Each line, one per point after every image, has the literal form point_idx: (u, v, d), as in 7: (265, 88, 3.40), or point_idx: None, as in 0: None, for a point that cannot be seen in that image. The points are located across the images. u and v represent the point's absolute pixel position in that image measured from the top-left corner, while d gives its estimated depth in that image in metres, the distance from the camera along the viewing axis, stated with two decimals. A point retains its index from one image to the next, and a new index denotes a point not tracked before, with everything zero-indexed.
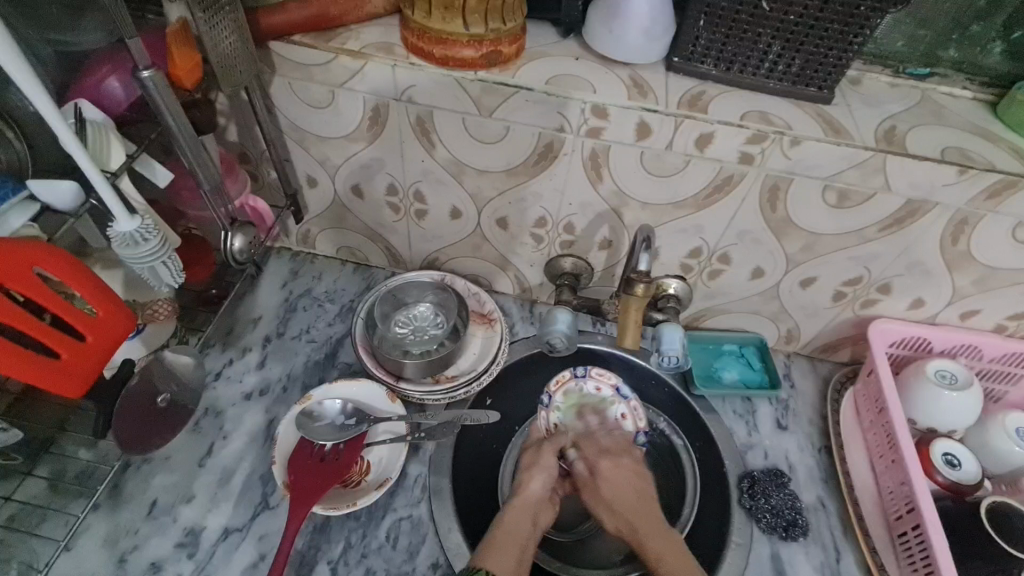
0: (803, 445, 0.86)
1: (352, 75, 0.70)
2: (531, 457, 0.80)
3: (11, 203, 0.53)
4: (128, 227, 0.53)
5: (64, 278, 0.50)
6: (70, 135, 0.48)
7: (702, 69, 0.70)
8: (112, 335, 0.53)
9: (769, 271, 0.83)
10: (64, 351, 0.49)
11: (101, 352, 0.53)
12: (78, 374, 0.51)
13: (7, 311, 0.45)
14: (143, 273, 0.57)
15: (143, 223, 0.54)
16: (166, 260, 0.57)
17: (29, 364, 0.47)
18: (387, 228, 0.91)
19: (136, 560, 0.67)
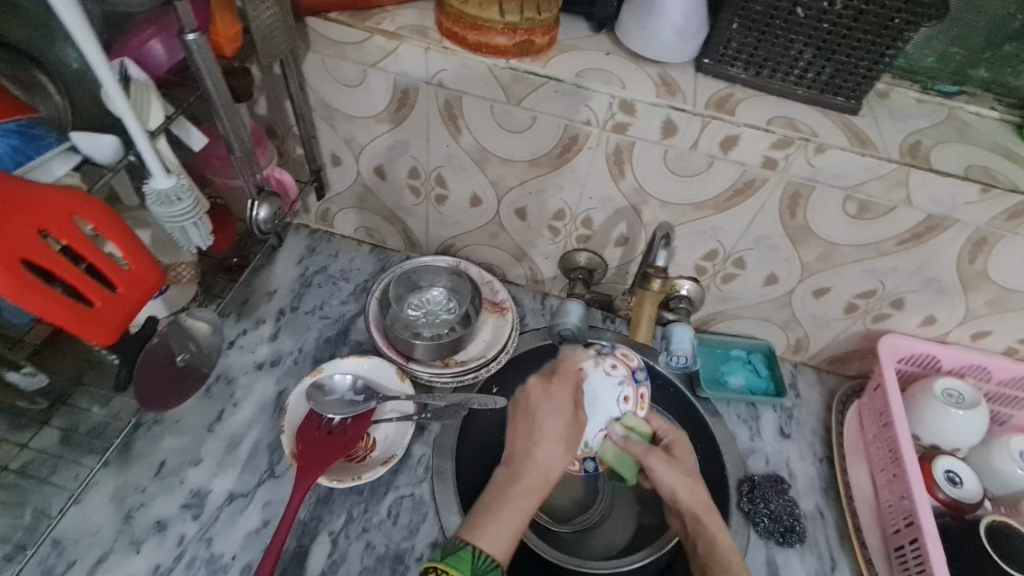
0: (805, 453, 0.87)
1: (385, 56, 0.71)
2: (540, 419, 0.76)
3: (52, 152, 0.54)
4: (163, 184, 0.54)
5: (101, 229, 0.51)
6: (115, 85, 0.48)
7: (731, 71, 0.71)
8: (143, 289, 0.53)
9: (783, 278, 0.83)
10: (97, 299, 0.49)
11: (131, 304, 0.52)
12: (109, 323, 0.50)
13: (47, 255, 0.46)
14: (173, 233, 0.57)
15: (178, 182, 0.55)
16: (196, 222, 0.58)
17: (63, 308, 0.47)
18: (406, 211, 0.92)
19: (142, 517, 0.68)
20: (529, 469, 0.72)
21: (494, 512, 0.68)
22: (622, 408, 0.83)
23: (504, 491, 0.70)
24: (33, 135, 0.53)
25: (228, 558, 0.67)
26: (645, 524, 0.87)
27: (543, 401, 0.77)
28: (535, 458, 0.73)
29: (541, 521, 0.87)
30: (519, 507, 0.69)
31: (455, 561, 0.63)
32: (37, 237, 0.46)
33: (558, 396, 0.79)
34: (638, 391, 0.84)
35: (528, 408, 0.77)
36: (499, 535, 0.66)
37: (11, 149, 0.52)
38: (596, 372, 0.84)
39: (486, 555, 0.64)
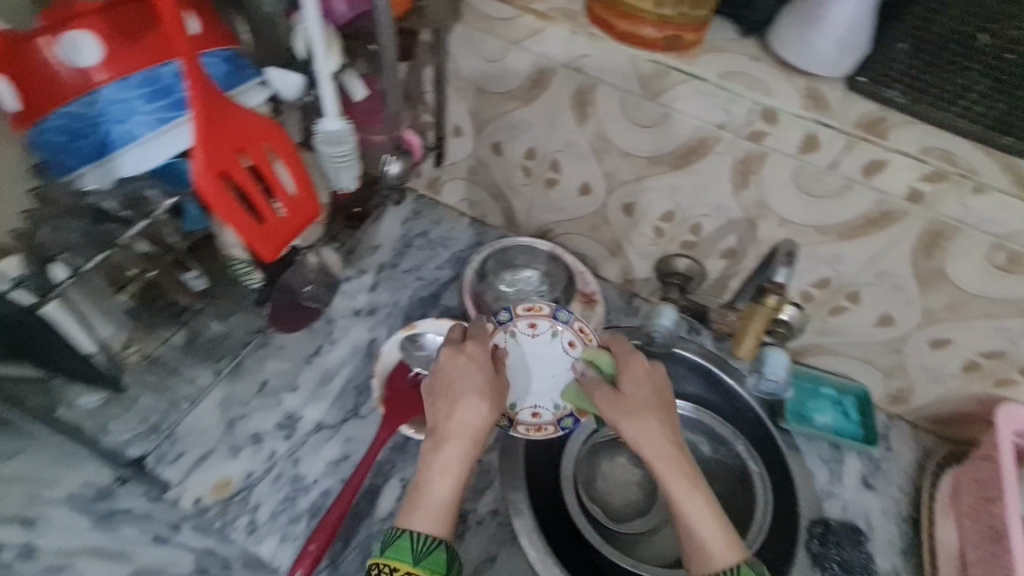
0: (887, 509, 0.81)
1: (531, 35, 0.72)
2: (448, 398, 0.64)
3: (250, 83, 0.56)
4: (333, 127, 0.56)
5: (283, 156, 0.55)
6: (315, 23, 0.51)
7: (888, 94, 0.66)
8: (301, 216, 0.56)
9: (899, 321, 0.78)
10: (267, 216, 0.53)
11: (293, 229, 0.56)
12: (273, 240, 0.54)
13: (236, 170, 0.51)
14: (329, 171, 0.61)
15: (345, 127, 0.57)
16: (352, 165, 0.61)
17: (241, 219, 0.51)
18: (513, 190, 0.94)
19: (242, 427, 0.75)
20: (450, 429, 0.62)
21: (426, 483, 0.61)
22: (572, 353, 0.76)
23: (432, 454, 0.62)
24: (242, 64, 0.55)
25: (310, 481, 0.72)
26: None
27: (456, 365, 0.66)
28: (455, 427, 0.62)
29: (594, 515, 0.84)
30: (450, 469, 0.61)
31: (396, 558, 0.57)
32: (234, 153, 0.51)
33: (463, 377, 0.65)
34: (575, 328, 0.77)
35: (443, 383, 0.65)
36: (431, 516, 0.59)
37: (223, 74, 0.54)
38: (527, 340, 0.77)
39: (422, 534, 0.59)
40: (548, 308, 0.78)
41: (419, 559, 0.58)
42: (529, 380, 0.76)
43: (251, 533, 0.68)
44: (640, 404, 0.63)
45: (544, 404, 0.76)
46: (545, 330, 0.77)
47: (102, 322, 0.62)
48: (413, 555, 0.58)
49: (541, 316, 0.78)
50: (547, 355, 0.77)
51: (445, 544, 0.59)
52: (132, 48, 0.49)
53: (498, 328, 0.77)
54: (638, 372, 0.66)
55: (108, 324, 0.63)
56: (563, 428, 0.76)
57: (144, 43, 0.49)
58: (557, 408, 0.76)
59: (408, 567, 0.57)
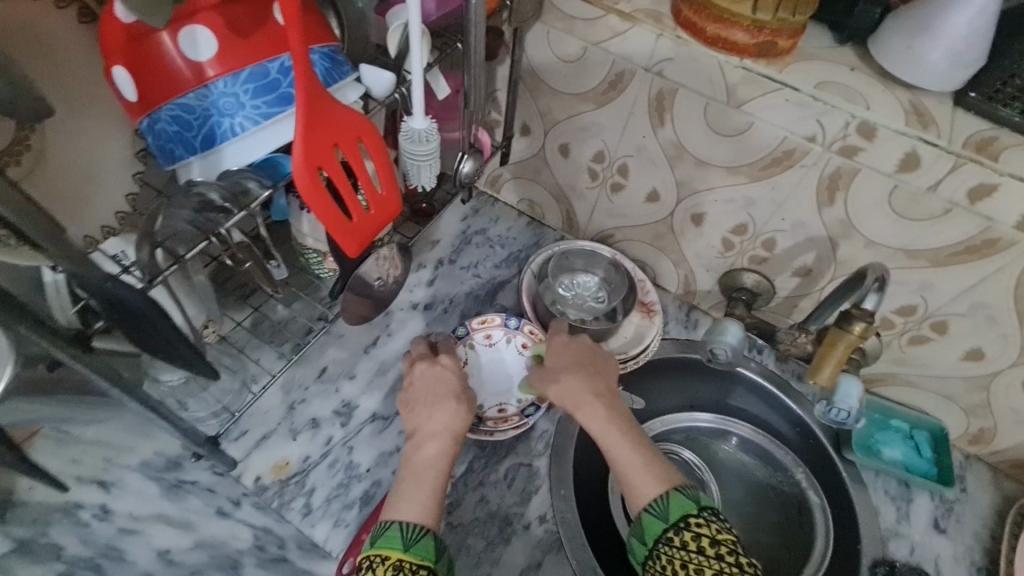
0: (959, 556, 0.76)
1: (612, 36, 0.71)
2: (416, 394, 0.70)
3: (347, 80, 0.55)
4: (418, 125, 0.56)
5: (374, 153, 0.55)
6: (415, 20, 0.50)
7: (1002, 112, 0.61)
8: (384, 215, 0.56)
9: (990, 357, 0.72)
10: (354, 214, 0.53)
11: (377, 227, 0.56)
12: (358, 238, 0.53)
13: (332, 165, 0.51)
14: (409, 168, 0.60)
15: (431, 125, 0.57)
16: (432, 165, 0.59)
17: (332, 216, 0.51)
18: (576, 192, 0.93)
19: (302, 411, 0.77)
20: (426, 428, 0.67)
21: (406, 475, 0.64)
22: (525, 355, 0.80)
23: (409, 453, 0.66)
24: (339, 61, 0.54)
25: (363, 470, 0.73)
26: None
27: (419, 367, 0.72)
28: (424, 431, 0.67)
29: None
30: (430, 464, 0.64)
31: (387, 542, 0.59)
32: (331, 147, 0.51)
33: (434, 375, 0.71)
34: (525, 332, 0.81)
35: (421, 390, 0.70)
36: (416, 504, 0.62)
37: (325, 72, 0.53)
38: (484, 349, 0.80)
39: (412, 525, 0.60)
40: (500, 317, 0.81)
41: (410, 546, 0.59)
42: (486, 382, 0.78)
43: (306, 516, 0.70)
44: (559, 370, 0.71)
45: (508, 399, 0.78)
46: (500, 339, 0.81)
47: (190, 302, 0.63)
48: (404, 543, 0.59)
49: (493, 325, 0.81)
50: (505, 363, 0.80)
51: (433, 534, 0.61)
52: (243, 44, 0.50)
53: (459, 342, 0.80)
54: (563, 342, 0.74)
55: (198, 304, 0.64)
56: (528, 419, 0.76)
57: (253, 39, 0.51)
58: (520, 402, 0.78)
59: (399, 552, 0.58)
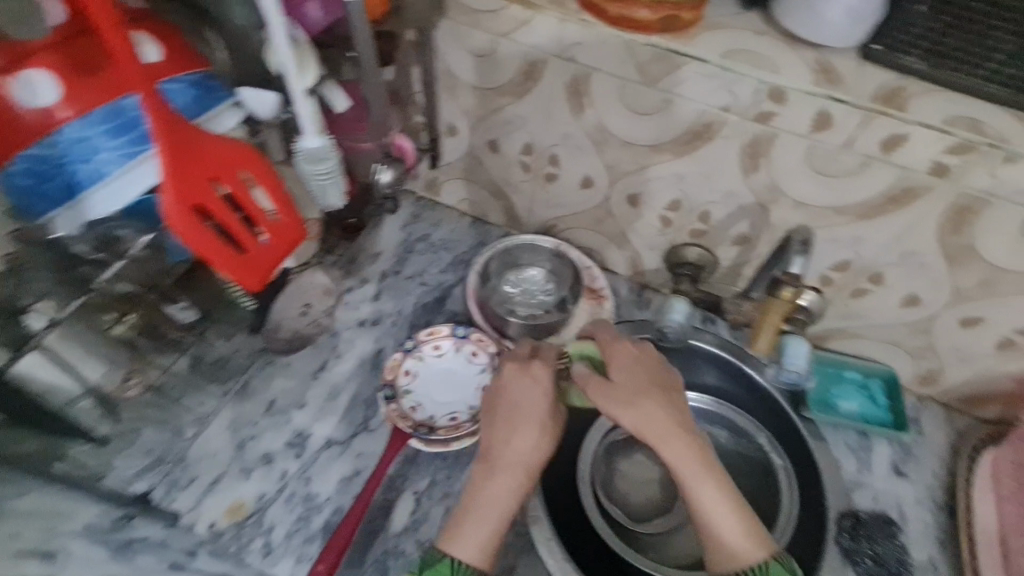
0: (921, 497, 0.78)
1: (519, 26, 0.69)
2: (506, 426, 0.67)
3: (223, 106, 0.58)
4: (313, 144, 0.56)
5: (260, 181, 0.57)
6: (287, 46, 0.50)
7: (906, 61, 0.62)
8: (287, 240, 0.58)
9: (926, 301, 0.74)
10: (246, 244, 0.54)
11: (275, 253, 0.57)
12: (259, 269, 0.55)
13: (214, 202, 0.53)
14: (313, 188, 0.61)
15: (327, 143, 0.57)
16: (336, 180, 0.61)
17: (224, 255, 0.53)
18: (512, 187, 0.91)
19: (252, 449, 0.74)
20: (502, 455, 0.66)
21: (472, 515, 0.63)
22: (477, 362, 0.79)
23: (485, 481, 0.65)
24: (211, 86, 0.57)
25: (323, 499, 0.71)
26: None
27: (518, 378, 0.70)
28: (505, 456, 0.66)
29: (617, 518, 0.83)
30: (506, 496, 0.64)
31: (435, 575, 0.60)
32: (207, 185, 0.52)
33: (529, 399, 0.68)
34: (474, 339, 0.79)
35: (509, 407, 0.68)
36: (474, 540, 0.62)
37: (194, 99, 0.56)
38: (432, 360, 0.78)
39: (463, 564, 0.61)
40: (447, 327, 0.80)
41: None
42: (438, 392, 0.77)
43: (267, 555, 0.68)
44: (629, 397, 0.63)
45: (460, 409, 0.76)
46: (450, 351, 0.79)
47: (88, 365, 0.62)
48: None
49: (441, 336, 0.79)
50: (455, 373, 0.78)
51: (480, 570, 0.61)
52: (90, 80, 0.50)
53: (405, 356, 0.78)
54: (629, 355, 0.67)
55: (98, 365, 0.63)
56: (479, 424, 0.74)
57: (100, 76, 0.50)
58: (470, 409, 0.76)
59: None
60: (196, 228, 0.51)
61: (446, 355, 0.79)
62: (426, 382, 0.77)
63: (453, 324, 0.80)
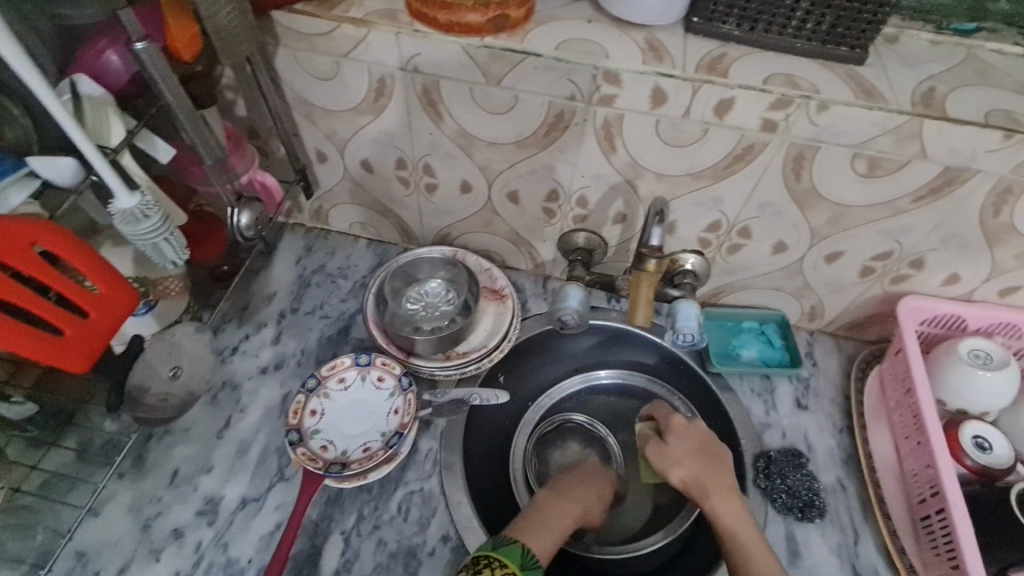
0: (824, 425, 0.83)
1: (356, 45, 0.68)
2: (574, 486, 0.76)
3: (9, 179, 0.54)
4: (128, 203, 0.52)
5: (68, 257, 0.50)
6: (61, 110, 0.46)
7: (723, 29, 0.66)
8: (116, 313, 0.54)
9: (792, 245, 0.79)
10: (68, 329, 0.50)
11: (106, 327, 0.53)
12: (83, 351, 0.51)
13: (8, 291, 0.46)
14: (146, 250, 0.56)
15: (144, 199, 0.53)
16: (168, 237, 0.56)
17: (34, 345, 0.48)
18: (397, 203, 0.90)
19: (159, 526, 0.70)
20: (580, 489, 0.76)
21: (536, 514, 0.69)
22: (384, 387, 0.78)
23: (557, 500, 0.72)
24: None
25: (244, 562, 0.68)
26: (664, 503, 0.86)
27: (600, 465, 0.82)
28: (581, 497, 0.74)
29: None
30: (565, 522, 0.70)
31: (508, 553, 0.62)
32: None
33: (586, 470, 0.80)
34: (378, 365, 0.79)
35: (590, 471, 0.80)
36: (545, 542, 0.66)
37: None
38: (339, 395, 0.77)
39: (531, 554, 0.63)
40: (349, 357, 0.79)
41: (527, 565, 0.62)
42: (348, 425, 0.75)
43: None
44: (680, 457, 0.73)
45: (373, 437, 0.75)
46: (355, 382, 0.78)
47: None
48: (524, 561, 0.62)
49: (343, 368, 0.78)
50: (365, 403, 0.77)
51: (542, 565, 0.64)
52: None
53: (309, 396, 0.76)
54: (684, 426, 0.76)
55: None
56: (392, 448, 0.72)
57: None
58: (384, 435, 0.75)
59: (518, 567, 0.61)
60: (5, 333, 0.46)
61: (352, 387, 0.78)
62: (335, 418, 0.75)
63: (355, 353, 0.79)
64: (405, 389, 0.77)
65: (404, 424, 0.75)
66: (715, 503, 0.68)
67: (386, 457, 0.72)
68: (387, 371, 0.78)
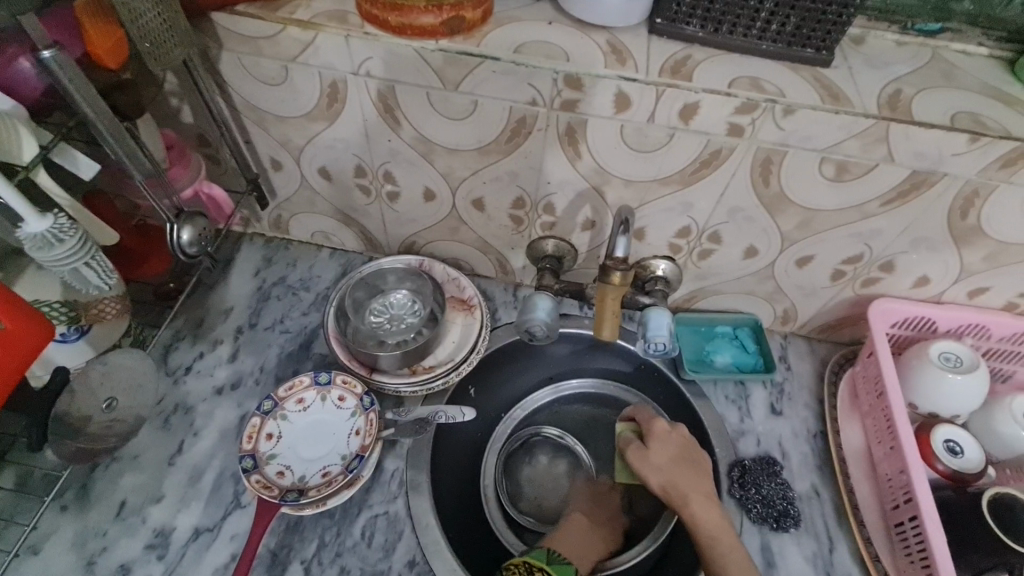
0: (798, 430, 0.82)
1: (304, 48, 0.64)
2: (592, 508, 0.81)
3: None
4: (40, 227, 0.48)
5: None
6: None
7: (687, 31, 0.64)
8: (26, 348, 0.49)
9: (763, 250, 0.78)
10: None
11: (15, 365, 0.49)
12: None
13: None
14: (64, 279, 0.52)
15: (57, 222, 0.49)
16: (89, 261, 0.52)
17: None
18: (359, 212, 0.86)
19: (104, 563, 0.65)
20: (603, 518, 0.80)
21: (574, 527, 0.77)
22: (345, 407, 0.75)
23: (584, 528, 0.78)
24: None
25: None
26: (639, 514, 0.84)
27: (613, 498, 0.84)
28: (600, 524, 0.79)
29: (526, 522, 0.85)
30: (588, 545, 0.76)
31: (561, 569, 0.66)
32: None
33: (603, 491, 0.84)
34: (339, 383, 0.75)
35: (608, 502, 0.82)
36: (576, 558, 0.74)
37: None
38: (297, 417, 0.73)
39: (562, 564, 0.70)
40: (308, 375, 0.75)
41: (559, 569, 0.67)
42: (307, 447, 0.72)
43: None
44: (661, 463, 0.69)
45: (333, 460, 0.72)
46: (315, 402, 0.74)
47: None
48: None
49: (302, 388, 0.75)
50: (325, 424, 0.74)
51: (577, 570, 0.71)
52: None
53: (265, 419, 0.72)
54: (665, 431, 0.72)
55: None
56: (353, 472, 0.69)
57: None
58: (345, 458, 0.72)
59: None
60: None
61: (311, 408, 0.74)
62: (293, 440, 0.72)
63: (313, 372, 0.75)
64: (368, 409, 0.74)
65: (365, 445, 0.71)
66: (693, 511, 0.66)
67: (347, 482, 0.69)
68: (348, 390, 0.75)
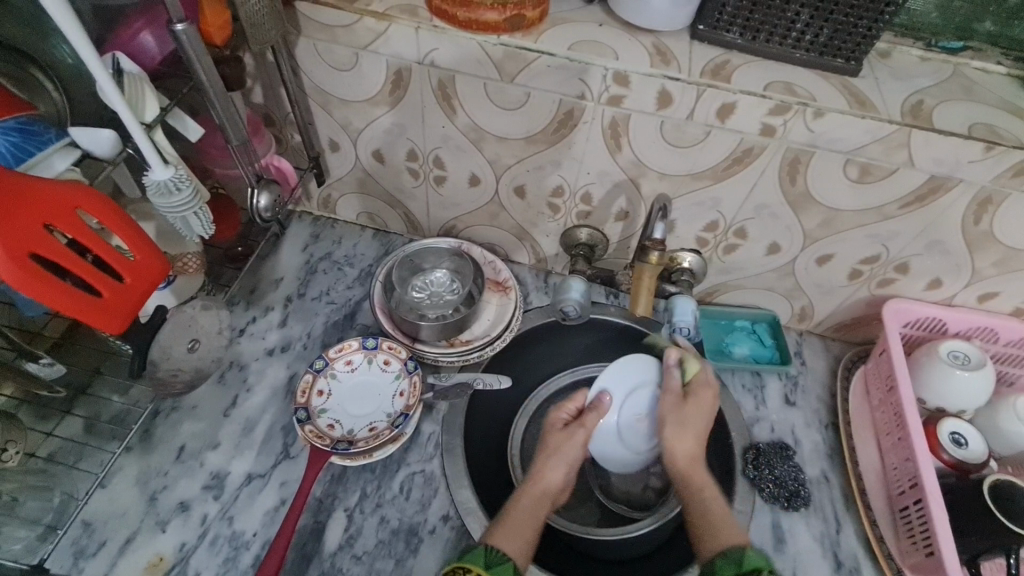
0: (810, 420, 0.87)
1: (376, 37, 0.71)
2: (547, 466, 0.73)
3: (54, 147, 0.56)
4: (163, 176, 0.56)
5: (104, 222, 0.53)
6: (109, 83, 0.49)
7: (727, 37, 0.69)
8: (148, 279, 0.55)
9: (786, 247, 0.83)
10: (104, 290, 0.51)
11: (140, 293, 0.55)
12: (118, 310, 0.52)
13: (52, 247, 0.48)
14: (175, 223, 0.59)
15: (176, 172, 0.56)
16: (197, 211, 0.59)
17: (71, 299, 0.48)
18: (405, 194, 0.92)
19: (166, 499, 0.71)
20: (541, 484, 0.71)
21: (516, 514, 0.66)
22: (390, 370, 0.80)
23: (519, 499, 0.69)
24: (32, 131, 0.55)
25: (249, 535, 0.70)
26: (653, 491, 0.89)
27: (563, 437, 0.76)
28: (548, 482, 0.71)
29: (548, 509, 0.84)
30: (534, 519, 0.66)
31: (472, 559, 0.59)
32: (42, 230, 0.48)
33: (566, 445, 0.75)
34: (384, 349, 0.81)
35: (552, 444, 0.76)
36: (517, 539, 0.63)
37: (13, 146, 0.53)
38: (345, 376, 0.79)
39: (498, 551, 0.60)
40: (357, 340, 0.81)
41: (491, 564, 0.58)
42: (355, 406, 0.78)
43: None
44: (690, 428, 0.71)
45: (378, 418, 0.77)
46: (362, 364, 0.80)
47: None
48: (489, 560, 0.59)
49: (352, 352, 0.81)
50: (372, 387, 0.79)
51: (516, 564, 0.60)
52: None
53: (316, 376, 0.78)
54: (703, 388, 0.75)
55: None
56: (398, 428, 0.75)
57: None
58: (389, 415, 0.78)
59: (482, 569, 0.58)
60: (49, 285, 0.47)
61: (359, 370, 0.80)
62: (342, 398, 0.78)
63: (362, 337, 0.81)
64: (411, 372, 0.80)
65: (411, 403, 0.78)
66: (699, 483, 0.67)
67: (393, 437, 0.75)
68: (391, 355, 0.81)
